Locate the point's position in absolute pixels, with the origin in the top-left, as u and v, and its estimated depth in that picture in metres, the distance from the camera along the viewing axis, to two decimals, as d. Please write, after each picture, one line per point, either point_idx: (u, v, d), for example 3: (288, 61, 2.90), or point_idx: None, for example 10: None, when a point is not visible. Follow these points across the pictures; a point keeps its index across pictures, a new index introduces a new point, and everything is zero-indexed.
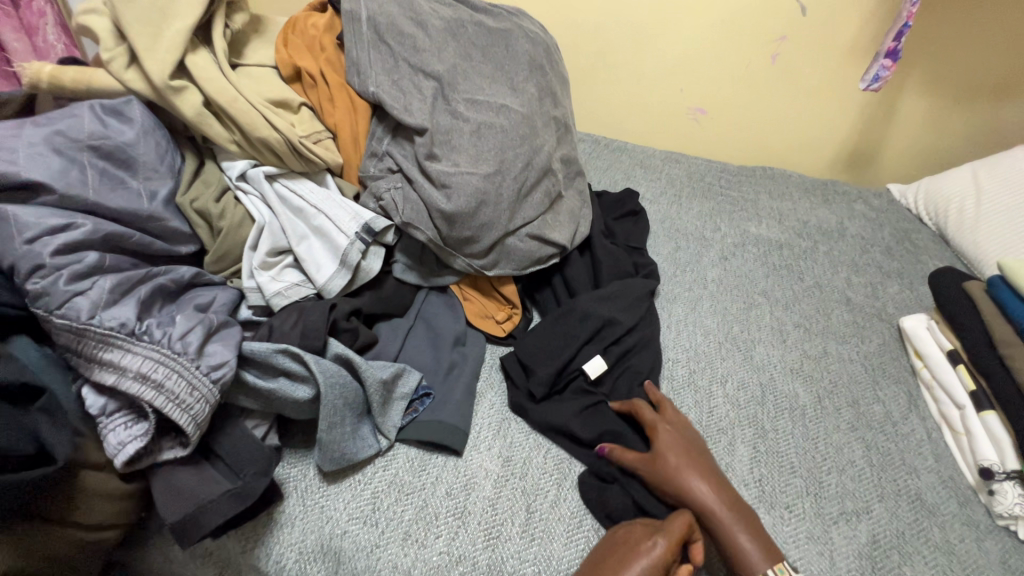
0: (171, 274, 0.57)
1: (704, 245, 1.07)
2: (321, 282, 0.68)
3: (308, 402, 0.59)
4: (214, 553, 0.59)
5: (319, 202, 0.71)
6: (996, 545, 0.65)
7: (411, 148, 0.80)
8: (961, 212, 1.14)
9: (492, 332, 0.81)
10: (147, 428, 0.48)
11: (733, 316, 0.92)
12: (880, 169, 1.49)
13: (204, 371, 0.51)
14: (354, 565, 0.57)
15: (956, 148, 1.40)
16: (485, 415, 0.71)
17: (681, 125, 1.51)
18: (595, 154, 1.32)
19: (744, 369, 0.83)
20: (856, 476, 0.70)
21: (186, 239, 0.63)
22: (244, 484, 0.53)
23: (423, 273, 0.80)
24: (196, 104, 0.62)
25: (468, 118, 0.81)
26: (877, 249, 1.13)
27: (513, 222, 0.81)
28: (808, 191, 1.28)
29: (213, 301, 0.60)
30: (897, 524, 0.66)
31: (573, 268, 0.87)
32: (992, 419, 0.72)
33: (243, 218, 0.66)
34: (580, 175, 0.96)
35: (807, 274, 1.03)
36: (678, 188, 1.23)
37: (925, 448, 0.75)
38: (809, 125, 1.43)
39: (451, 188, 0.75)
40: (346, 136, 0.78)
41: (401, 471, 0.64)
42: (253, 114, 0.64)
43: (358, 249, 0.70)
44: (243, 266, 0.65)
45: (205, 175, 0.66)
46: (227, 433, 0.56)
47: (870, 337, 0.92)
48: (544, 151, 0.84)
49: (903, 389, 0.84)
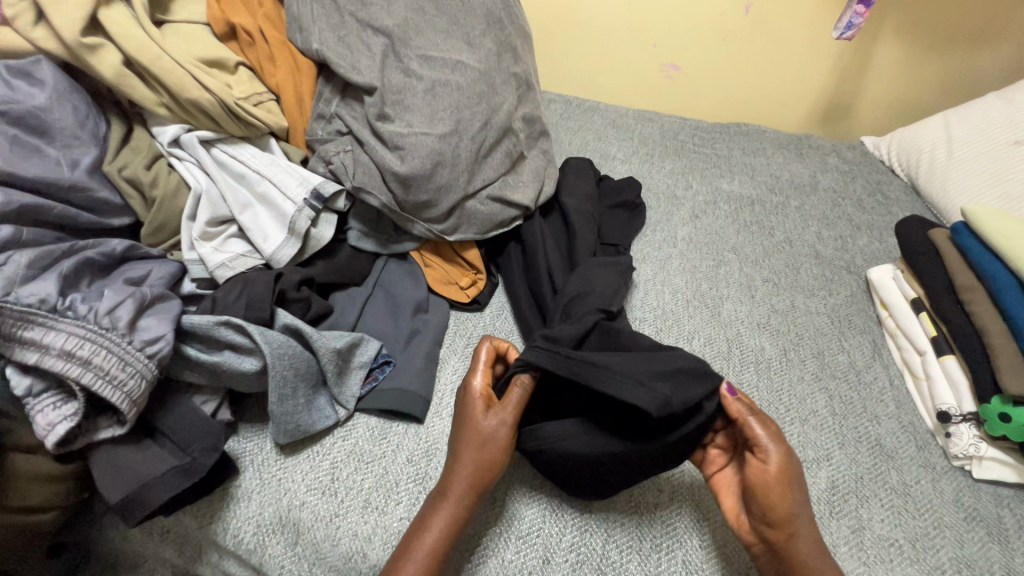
0: (100, 248, 0.55)
1: (675, 203, 1.05)
2: (268, 253, 0.65)
3: (257, 374, 0.57)
4: (171, 530, 0.59)
5: (262, 167, 0.67)
6: (950, 485, 0.67)
7: (361, 109, 0.75)
8: (932, 161, 1.12)
9: (456, 299, 0.78)
10: (78, 407, 0.46)
11: (702, 274, 0.91)
12: (856, 122, 1.47)
13: (138, 347, 0.49)
14: (314, 536, 0.56)
15: (931, 99, 1.39)
16: (448, 381, 0.70)
17: (654, 82, 1.46)
18: (566, 115, 1.28)
19: (711, 325, 0.82)
20: (819, 426, 0.71)
21: (118, 212, 0.61)
22: (192, 460, 0.52)
23: (381, 240, 0.76)
24: (115, 64, 0.58)
25: (420, 75, 0.77)
26: (849, 202, 1.12)
27: (473, 184, 0.76)
28: (781, 146, 1.26)
29: (149, 275, 0.57)
30: (855, 469, 0.66)
31: (537, 230, 0.82)
32: (952, 363, 0.73)
33: (179, 186, 0.63)
34: (546, 134, 0.93)
35: (778, 230, 1.02)
36: (650, 147, 1.20)
37: (887, 396, 0.76)
38: (785, 78, 1.39)
39: (404, 149, 0.71)
40: (290, 97, 0.74)
41: (361, 441, 0.62)
42: (179, 74, 0.60)
43: (307, 216, 0.66)
44: (182, 238, 0.63)
45: (134, 142, 0.63)
46: (171, 410, 0.54)
47: (838, 290, 0.91)
48: (503, 109, 0.80)
49: (868, 338, 0.84)
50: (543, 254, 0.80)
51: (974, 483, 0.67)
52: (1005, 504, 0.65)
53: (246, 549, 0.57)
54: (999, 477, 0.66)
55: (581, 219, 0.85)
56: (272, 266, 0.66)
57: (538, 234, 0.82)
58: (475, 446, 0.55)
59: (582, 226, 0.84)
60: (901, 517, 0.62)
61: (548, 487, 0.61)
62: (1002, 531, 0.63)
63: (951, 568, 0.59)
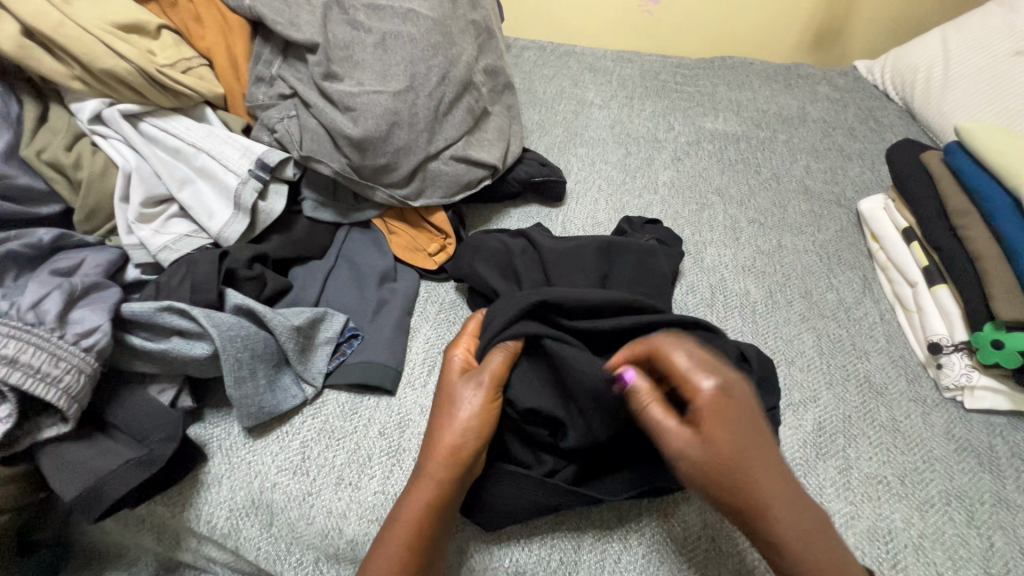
0: (26, 238, 0.53)
1: (656, 147, 0.99)
2: (215, 231, 0.62)
3: (210, 359, 0.55)
4: (147, 520, 0.58)
5: (198, 138, 0.63)
6: (942, 418, 0.64)
7: (306, 70, 0.69)
8: (928, 80, 1.05)
9: (424, 266, 0.73)
10: (11, 408, 0.45)
11: (684, 220, 0.86)
12: (847, 46, 1.38)
13: (72, 340, 0.47)
14: (288, 516, 0.55)
15: (927, 13, 1.31)
16: (419, 350, 0.66)
17: (632, 19, 1.37)
18: (540, 62, 1.20)
19: (694, 271, 0.79)
20: (805, 367, 0.68)
21: (47, 199, 0.59)
22: (150, 452, 0.50)
23: (340, 210, 0.72)
24: (15, 36, 0.54)
25: (369, 28, 0.71)
26: (840, 132, 1.06)
27: (434, 143, 0.72)
28: (769, 78, 1.18)
29: (82, 265, 0.54)
30: (844, 408, 0.64)
31: (480, 241, 0.70)
32: (943, 292, 0.70)
33: (106, 167, 0.59)
34: (511, 87, 0.87)
35: (764, 166, 0.97)
36: (630, 90, 1.13)
37: (877, 331, 0.73)
38: (771, 3, 1.30)
39: (355, 111, 0.66)
40: (223, 61, 0.68)
41: (331, 418, 0.60)
42: (89, 42, 0.56)
43: (252, 188, 0.62)
44: (117, 222, 0.59)
45: (52, 122, 0.59)
46: (125, 402, 0.53)
47: (828, 226, 0.87)
48: (461, 61, 0.74)
49: (858, 273, 0.80)
50: (489, 283, 0.65)
51: (966, 413, 0.65)
52: (997, 432, 0.63)
53: (220, 533, 0.56)
54: (992, 406, 0.64)
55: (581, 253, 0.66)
56: (220, 245, 0.62)
57: (505, 261, 0.67)
58: (460, 417, 0.50)
59: (567, 268, 0.64)
60: (890, 453, 0.61)
61: None
62: (994, 459, 0.61)
63: (941, 501, 0.57)
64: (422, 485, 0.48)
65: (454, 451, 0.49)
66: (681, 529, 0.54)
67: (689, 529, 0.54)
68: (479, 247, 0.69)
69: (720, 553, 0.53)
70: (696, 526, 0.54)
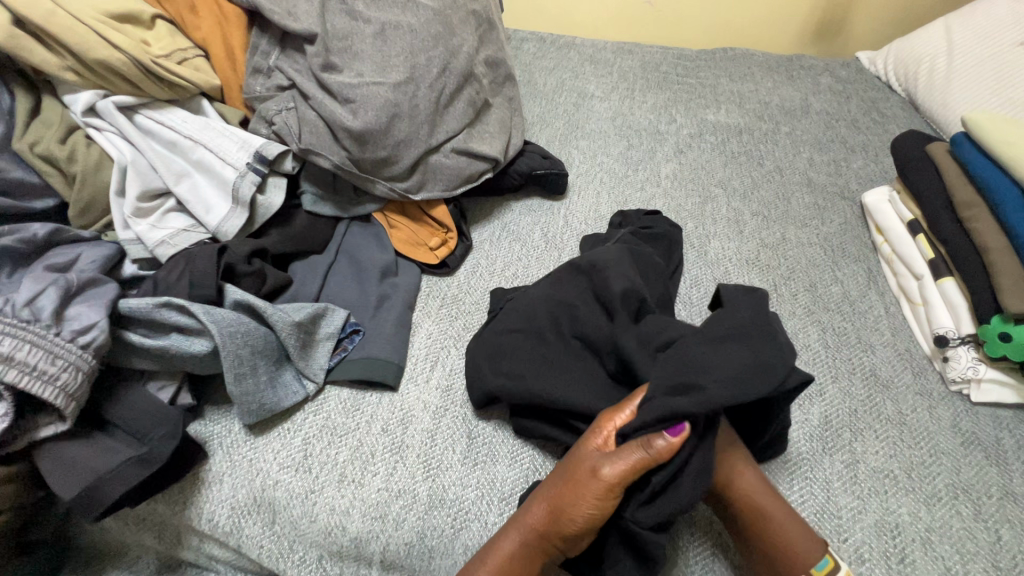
0: (19, 233, 0.52)
1: (658, 139, 0.98)
2: (213, 226, 0.61)
3: (209, 356, 0.54)
4: (147, 518, 0.57)
5: (195, 131, 0.61)
6: (948, 411, 0.64)
7: (304, 61, 0.68)
8: (931, 71, 1.04)
9: (425, 261, 0.72)
10: (8, 407, 0.44)
11: (687, 212, 0.86)
12: (850, 36, 1.37)
13: (68, 338, 0.46)
14: (291, 513, 0.54)
15: (931, 4, 1.29)
16: (421, 345, 0.66)
17: (633, 10, 1.35)
18: (540, 54, 1.19)
19: (698, 265, 0.78)
20: (811, 360, 0.68)
21: (41, 193, 0.57)
22: (149, 450, 0.50)
23: (340, 204, 0.71)
24: (5, 25, 0.52)
25: (368, 18, 0.69)
26: (843, 123, 1.05)
27: (435, 136, 0.71)
28: (771, 70, 1.17)
29: (77, 260, 0.53)
30: (850, 402, 0.64)
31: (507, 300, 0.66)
32: (949, 285, 0.70)
33: (101, 160, 0.58)
34: (512, 79, 0.86)
35: (767, 158, 0.96)
36: (631, 81, 1.12)
37: (882, 324, 0.73)
38: None
39: (355, 102, 0.64)
40: (218, 52, 0.67)
41: (333, 414, 0.59)
42: (82, 32, 0.54)
43: (251, 182, 0.61)
44: (113, 217, 0.58)
45: (44, 114, 0.58)
46: (123, 400, 0.52)
47: (831, 218, 0.86)
48: (462, 52, 0.73)
49: (863, 266, 0.80)
50: (550, 391, 0.55)
51: (972, 406, 0.65)
52: (1004, 425, 0.63)
53: (222, 531, 0.55)
54: (998, 398, 0.64)
55: (556, 303, 0.60)
56: (219, 240, 0.61)
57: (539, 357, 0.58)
58: (575, 489, 0.47)
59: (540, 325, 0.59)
60: (896, 447, 0.60)
61: (530, 446, 0.58)
62: (1000, 453, 0.60)
63: (948, 495, 0.57)
64: (508, 531, 0.49)
65: (555, 513, 0.48)
66: (686, 525, 0.54)
67: (694, 525, 0.54)
68: (498, 352, 0.59)
69: (726, 548, 0.53)
70: (701, 523, 0.54)
